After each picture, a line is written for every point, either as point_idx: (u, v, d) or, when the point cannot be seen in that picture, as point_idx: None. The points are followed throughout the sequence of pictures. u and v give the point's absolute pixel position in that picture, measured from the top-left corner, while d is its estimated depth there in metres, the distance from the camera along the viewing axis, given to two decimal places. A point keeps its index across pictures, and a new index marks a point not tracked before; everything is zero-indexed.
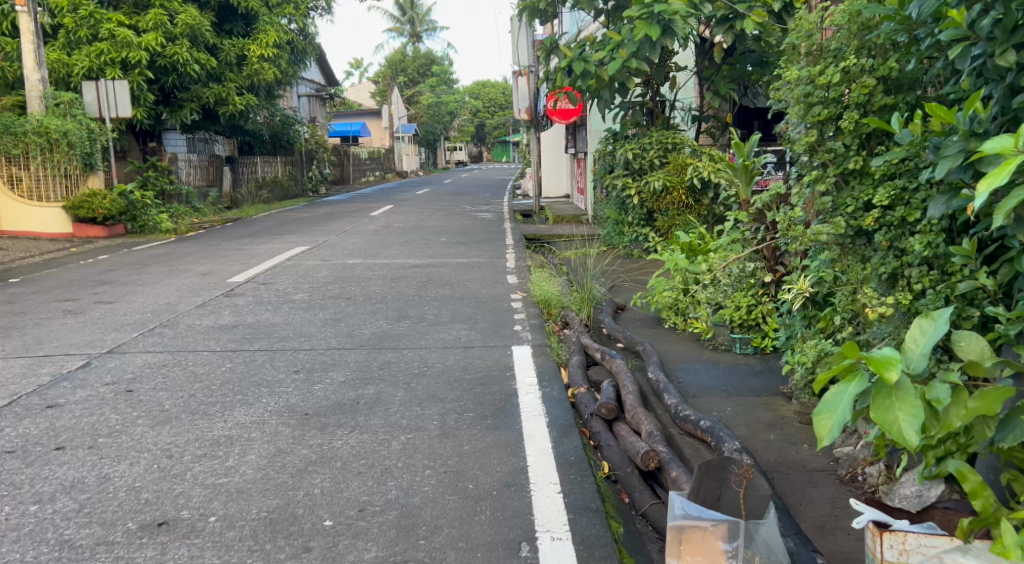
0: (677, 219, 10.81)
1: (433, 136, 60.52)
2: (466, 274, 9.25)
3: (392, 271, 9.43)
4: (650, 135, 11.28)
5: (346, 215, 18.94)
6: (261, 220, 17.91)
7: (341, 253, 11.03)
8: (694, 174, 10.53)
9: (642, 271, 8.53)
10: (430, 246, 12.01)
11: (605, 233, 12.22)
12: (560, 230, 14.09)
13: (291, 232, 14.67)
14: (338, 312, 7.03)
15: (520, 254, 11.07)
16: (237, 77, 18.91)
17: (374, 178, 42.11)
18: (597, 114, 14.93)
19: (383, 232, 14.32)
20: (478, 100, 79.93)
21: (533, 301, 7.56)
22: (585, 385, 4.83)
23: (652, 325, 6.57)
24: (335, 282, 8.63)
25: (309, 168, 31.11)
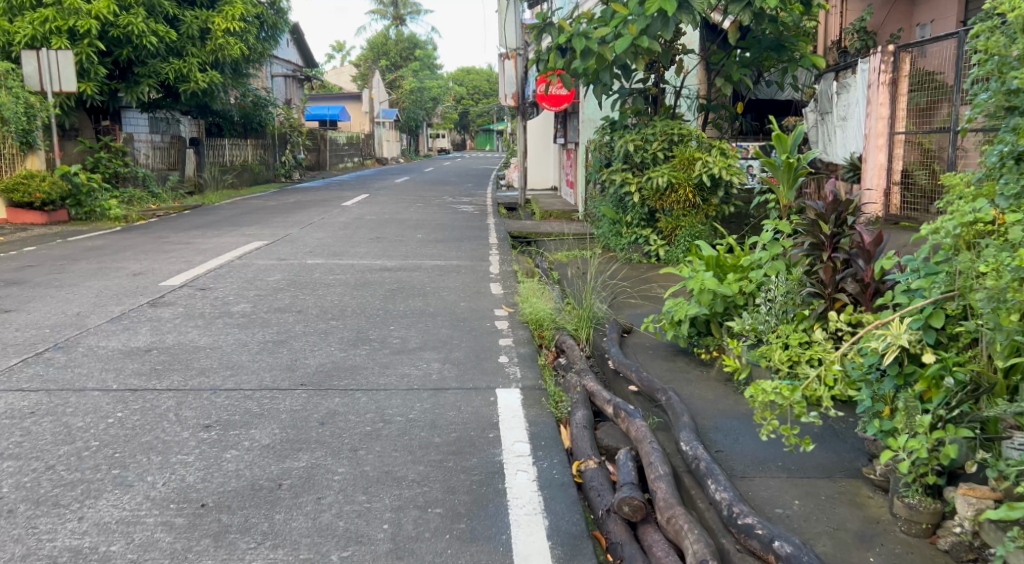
0: (682, 220, 9.71)
1: (415, 123, 59.11)
2: (443, 281, 7.99)
3: (357, 276, 8.14)
4: (654, 125, 10.05)
5: (317, 205, 17.60)
6: (223, 208, 16.53)
7: (301, 251, 9.74)
8: (703, 169, 9.51)
9: (648, 282, 7.35)
10: (404, 244, 10.73)
11: (599, 232, 11.00)
12: (548, 228, 12.88)
13: (252, 223, 13.32)
14: (283, 331, 5.76)
15: (505, 257, 9.82)
16: (199, 53, 17.43)
17: (352, 164, 40.59)
18: (591, 101, 13.69)
19: (353, 226, 13.02)
20: (462, 87, 78.30)
21: (521, 319, 6.33)
22: (595, 454, 3.58)
23: (665, 356, 5.37)
24: (287, 288, 7.35)
25: (283, 152, 29.67)
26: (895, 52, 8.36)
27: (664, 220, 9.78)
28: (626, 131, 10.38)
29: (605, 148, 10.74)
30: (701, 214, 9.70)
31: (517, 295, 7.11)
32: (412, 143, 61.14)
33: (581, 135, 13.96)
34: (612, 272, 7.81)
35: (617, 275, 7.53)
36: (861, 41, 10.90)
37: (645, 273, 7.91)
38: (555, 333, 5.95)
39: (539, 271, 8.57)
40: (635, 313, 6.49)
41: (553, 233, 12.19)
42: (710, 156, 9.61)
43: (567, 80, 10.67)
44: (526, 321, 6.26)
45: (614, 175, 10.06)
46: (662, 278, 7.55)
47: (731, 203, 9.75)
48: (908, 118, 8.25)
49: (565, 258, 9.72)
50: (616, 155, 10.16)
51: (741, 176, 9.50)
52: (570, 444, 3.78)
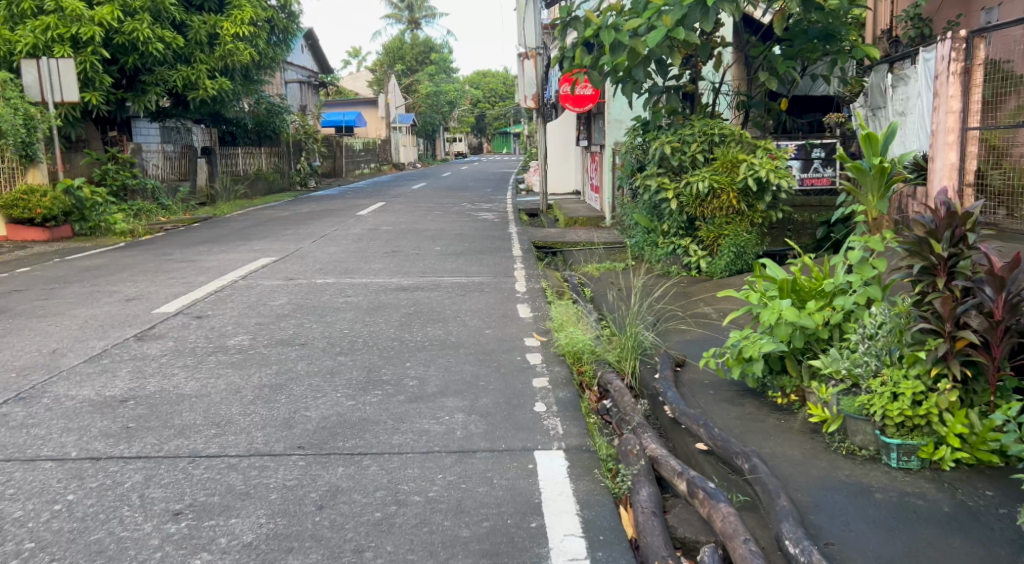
0: (725, 228, 8.83)
1: (432, 127, 58.45)
2: (466, 303, 7.19)
3: (370, 299, 7.36)
4: (692, 125, 9.20)
5: (331, 214, 16.91)
6: (233, 220, 15.86)
7: (311, 269, 9.00)
8: (748, 173, 8.63)
9: (695, 302, 6.56)
10: (422, 258, 9.98)
11: (631, 241, 10.16)
12: (575, 236, 12.10)
13: (262, 236, 12.61)
14: (283, 370, 4.99)
15: (532, 271, 9.02)
16: (208, 59, 16.78)
17: (368, 170, 39.99)
18: (619, 100, 12.91)
19: (369, 238, 12.28)
20: (479, 90, 77.64)
21: (555, 350, 5.51)
22: (671, 552, 2.79)
23: (730, 400, 4.54)
24: (293, 316, 6.60)
25: (297, 160, 29.08)
26: (968, 38, 7.44)
27: (705, 227, 8.95)
28: (660, 132, 9.52)
29: (639, 152, 9.89)
30: (747, 221, 8.85)
31: (548, 319, 6.32)
32: (429, 147, 60.51)
33: (607, 139, 13.19)
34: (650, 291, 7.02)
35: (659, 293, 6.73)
36: (916, 29, 10.07)
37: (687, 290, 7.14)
38: (595, 368, 5.12)
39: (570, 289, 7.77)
40: (686, 342, 5.70)
41: (581, 243, 11.41)
42: (756, 158, 8.72)
43: (594, 78, 9.88)
44: (561, 353, 5.43)
45: (648, 179, 9.22)
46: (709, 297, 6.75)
47: (780, 208, 8.92)
48: (982, 111, 7.42)
49: (599, 274, 8.91)
50: (650, 158, 9.32)
51: (790, 178, 8.66)
52: (633, 534, 2.99)
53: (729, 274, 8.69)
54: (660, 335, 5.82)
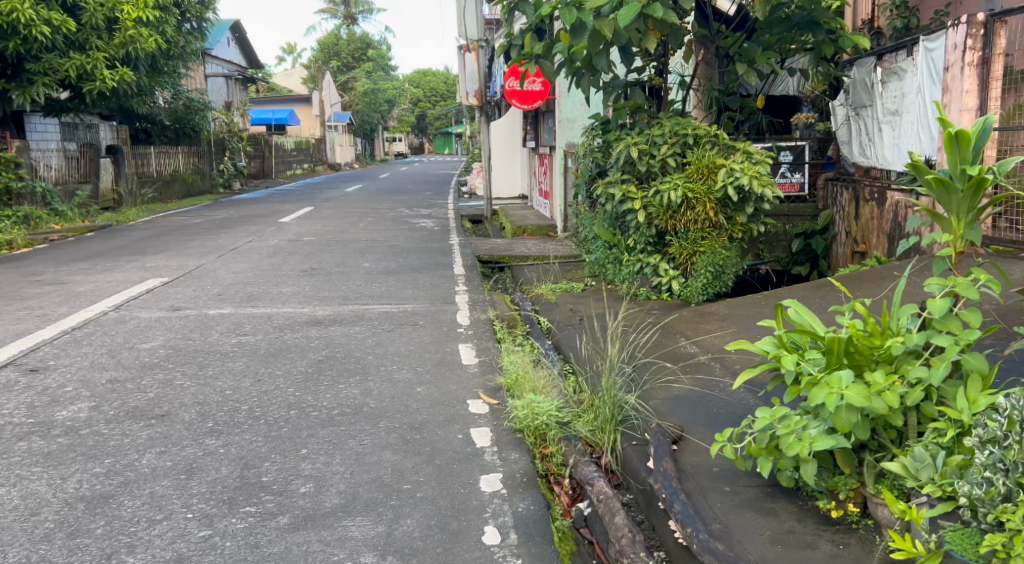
0: (701, 245, 7.60)
1: (370, 128, 56.53)
2: (394, 343, 5.73)
3: (272, 340, 5.84)
4: (659, 125, 7.96)
5: (249, 221, 15.21)
6: (136, 229, 14.06)
7: (206, 296, 7.44)
8: (728, 180, 7.40)
9: (678, 347, 5.33)
10: (345, 279, 8.47)
11: (588, 258, 8.88)
12: (523, 249, 10.81)
13: (162, 250, 10.93)
14: (119, 466, 3.47)
15: (476, 295, 7.63)
16: (106, 46, 14.92)
17: (300, 170, 38.00)
18: (570, 98, 11.73)
19: (288, 252, 10.72)
20: (418, 89, 75.84)
21: (508, 420, 4.13)
22: None
23: (754, 505, 3.19)
24: (162, 368, 5.07)
25: (221, 160, 27.10)
26: (987, 22, 6.17)
27: (677, 243, 7.70)
28: (622, 133, 8.24)
29: (597, 155, 8.60)
30: (725, 235, 7.63)
31: (499, 369, 4.98)
32: (367, 147, 58.49)
33: (558, 141, 12.00)
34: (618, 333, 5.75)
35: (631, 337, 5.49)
36: (902, 18, 8.93)
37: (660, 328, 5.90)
38: (565, 450, 3.76)
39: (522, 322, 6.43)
40: (680, 397, 4.45)
41: (532, 257, 10.11)
42: (736, 163, 7.49)
43: (547, 68, 8.54)
44: (515, 425, 4.05)
45: (609, 187, 7.95)
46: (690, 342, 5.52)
47: (761, 221, 7.72)
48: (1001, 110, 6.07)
49: (554, 300, 7.62)
50: (611, 163, 8.05)
51: (774, 186, 7.45)
52: None
53: (706, 298, 7.46)
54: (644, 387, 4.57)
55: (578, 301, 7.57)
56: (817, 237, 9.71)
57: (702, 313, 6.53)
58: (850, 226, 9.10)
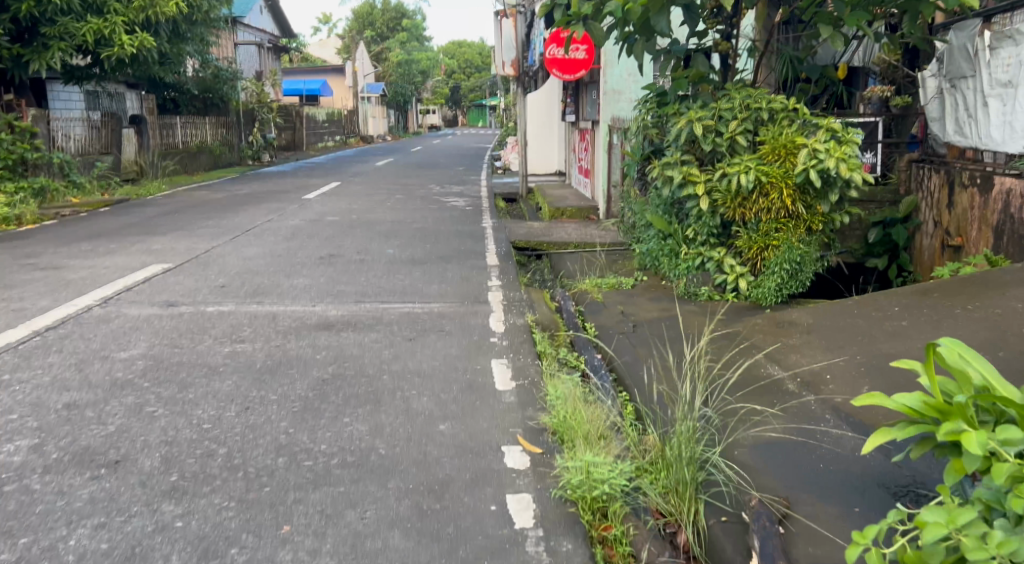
0: (773, 237, 6.56)
1: (404, 100, 55.64)
2: (415, 357, 4.78)
3: (271, 350, 4.91)
4: (727, 97, 6.88)
5: (272, 197, 14.37)
6: (153, 204, 13.29)
7: (208, 288, 6.58)
8: (808, 162, 6.32)
9: (761, 383, 4.42)
10: (366, 269, 7.54)
11: (639, 248, 7.89)
12: (562, 236, 9.88)
13: (173, 230, 10.11)
14: (36, 552, 2.59)
15: (512, 291, 6.68)
16: (124, 10, 14.02)
17: (332, 142, 37.19)
18: (617, 68, 10.84)
19: (308, 234, 9.83)
20: (453, 60, 74.45)
21: (555, 482, 3.18)
22: None
23: None
24: (133, 388, 4.18)
25: (249, 131, 26.36)
26: None
27: (745, 235, 6.65)
28: (682, 105, 7.17)
29: (651, 130, 7.55)
30: (803, 226, 6.56)
31: (542, 400, 4.05)
32: (401, 119, 57.55)
33: (603, 114, 11.14)
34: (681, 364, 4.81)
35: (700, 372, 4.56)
36: None
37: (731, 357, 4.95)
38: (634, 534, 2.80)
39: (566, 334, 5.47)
40: (776, 448, 3.51)
41: (572, 244, 9.29)
42: (818, 142, 6.39)
43: (596, 32, 7.49)
44: (563, 492, 3.09)
45: (665, 169, 6.94)
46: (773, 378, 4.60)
47: (845, 211, 6.63)
48: None
49: (601, 300, 6.65)
50: (668, 141, 7.03)
51: (864, 170, 6.34)
52: None
53: (779, 301, 6.41)
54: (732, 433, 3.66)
55: (629, 302, 6.60)
56: (898, 227, 8.55)
57: (779, 323, 5.55)
58: (941, 214, 7.99)
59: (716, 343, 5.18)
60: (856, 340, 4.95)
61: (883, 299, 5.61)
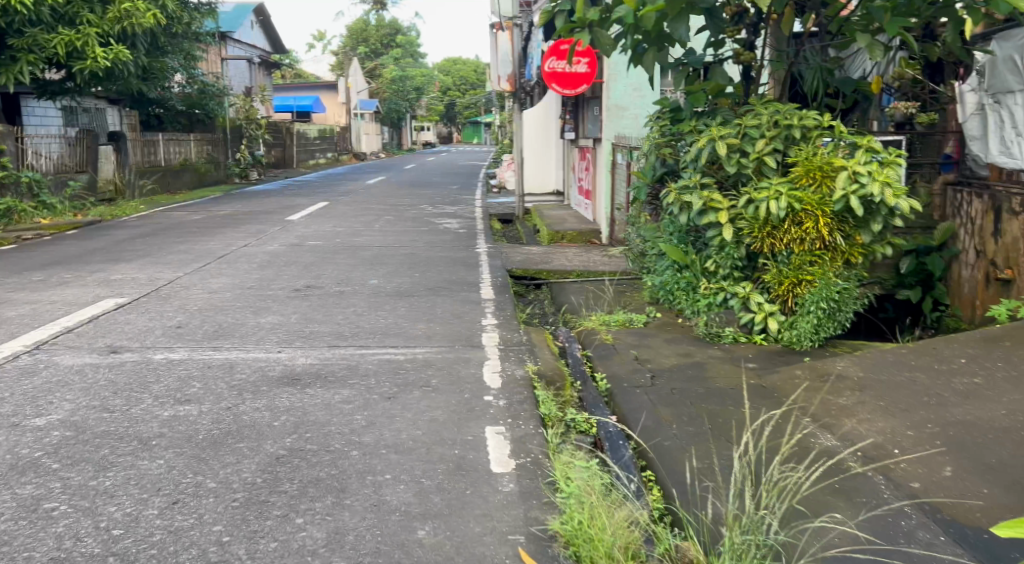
0: (806, 271, 5.77)
1: (399, 117, 55.05)
2: (393, 424, 3.95)
3: (220, 413, 4.08)
4: (752, 113, 6.15)
5: (254, 218, 13.56)
6: (125, 227, 12.46)
7: (162, 329, 5.75)
8: (847, 187, 5.54)
9: (817, 462, 3.63)
10: (345, 304, 6.73)
11: (650, 281, 7.11)
12: (563, 262, 9.10)
13: (139, 256, 9.29)
14: None
15: (509, 332, 5.87)
16: (98, 20, 13.27)
17: (323, 159, 36.45)
18: (622, 81, 10.32)
19: (286, 261, 9.02)
20: (448, 77, 74.02)
21: None
22: None
23: None
24: (37, 472, 3.33)
25: (237, 148, 25.61)
26: None
27: (774, 268, 5.87)
28: (701, 122, 6.43)
29: (665, 150, 6.82)
30: (841, 259, 5.77)
31: (552, 487, 3.26)
32: (395, 136, 56.94)
33: (606, 131, 10.65)
34: (717, 433, 4.03)
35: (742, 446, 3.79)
36: None
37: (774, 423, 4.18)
38: None
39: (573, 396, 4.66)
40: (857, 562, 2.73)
41: (574, 272, 8.51)
42: (858, 164, 5.62)
43: (606, 40, 6.74)
44: None
45: (683, 193, 6.19)
46: (829, 451, 3.82)
47: (888, 242, 5.85)
48: None
49: (611, 341, 5.86)
50: (686, 161, 6.29)
51: (911, 197, 5.56)
52: None
53: (816, 346, 5.61)
54: (796, 536, 2.89)
55: (643, 344, 5.81)
56: (933, 255, 7.78)
57: (823, 376, 4.78)
58: (985, 243, 7.22)
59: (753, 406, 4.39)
60: (922, 403, 4.16)
61: (942, 345, 4.84)
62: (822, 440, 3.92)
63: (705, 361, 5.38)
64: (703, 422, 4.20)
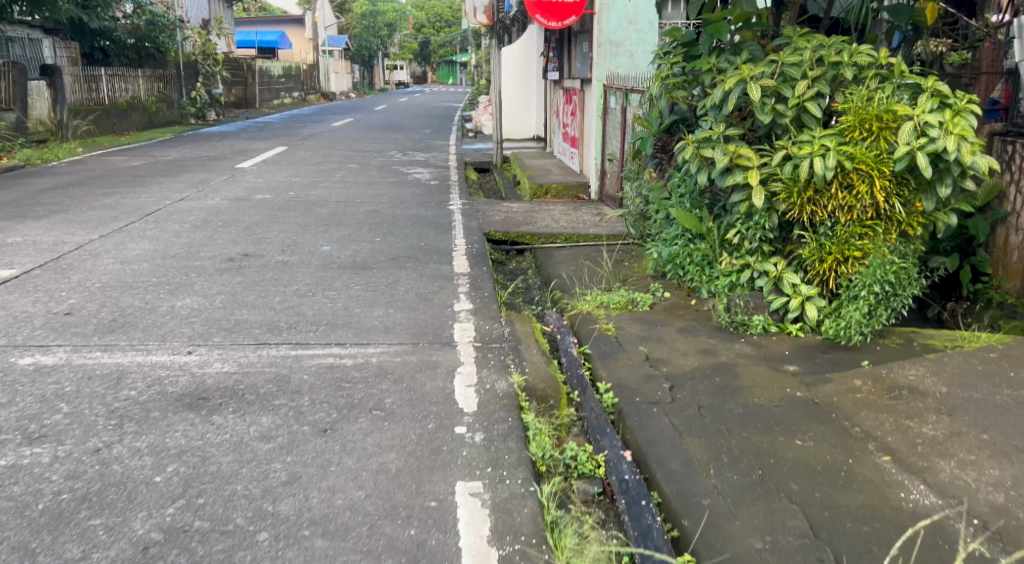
0: (854, 245, 4.61)
1: (371, 54, 52.65)
2: (323, 481, 2.82)
3: (80, 461, 2.90)
4: (789, 45, 4.93)
5: (201, 166, 12.15)
6: (50, 174, 11.01)
7: (43, 318, 4.51)
8: (910, 140, 4.36)
9: (929, 544, 2.57)
10: (287, 280, 5.52)
11: (656, 250, 5.97)
12: (549, 224, 7.99)
13: (53, 211, 7.95)
14: None
15: (486, 322, 4.72)
16: None
17: (289, 99, 34.50)
18: (615, 13, 9.10)
19: (226, 220, 7.75)
20: (421, 13, 71.03)
21: None
22: None
23: None
24: None
25: (192, 86, 23.80)
26: None
27: (814, 242, 4.74)
28: (724, 58, 5.23)
29: (679, 92, 5.62)
30: (897, 231, 4.61)
31: None
32: (366, 75, 54.58)
33: (596, 70, 9.44)
34: (772, 485, 2.93)
35: (815, 520, 2.71)
36: None
37: (843, 465, 3.09)
38: None
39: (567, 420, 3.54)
40: None
41: (562, 237, 7.46)
42: (924, 110, 4.42)
43: None
44: None
45: (702, 147, 5.04)
46: (931, 515, 2.75)
47: (953, 209, 4.68)
48: None
49: (614, 333, 4.72)
50: (706, 107, 5.11)
51: (990, 153, 4.37)
52: None
53: (864, 339, 4.51)
54: None
55: (654, 337, 4.68)
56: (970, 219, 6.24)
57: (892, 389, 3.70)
58: None
59: (812, 439, 3.29)
60: None
61: None
62: (916, 495, 2.84)
63: (732, 362, 4.27)
64: (749, 465, 3.10)
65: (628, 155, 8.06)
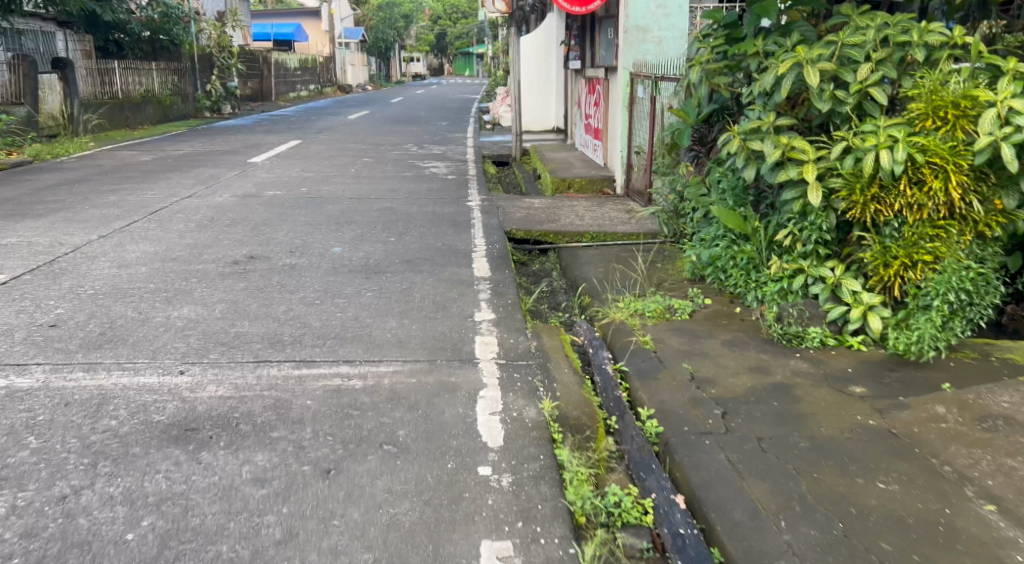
0: (924, 248, 4.10)
1: (387, 46, 52.21)
2: (324, 540, 2.39)
3: (41, 513, 2.49)
4: (848, 26, 4.43)
5: (211, 160, 11.77)
6: (56, 170, 10.67)
7: (24, 331, 4.11)
8: (992, 128, 3.84)
9: None
10: (294, 285, 5.09)
11: (694, 252, 5.49)
12: (573, 221, 7.52)
13: (53, 210, 7.57)
14: None
15: (511, 334, 4.27)
16: None
17: (305, 92, 34.16)
18: None
19: (233, 218, 7.34)
20: (438, 4, 70.51)
21: None
22: None
23: None
24: None
25: (207, 79, 23.48)
26: None
27: (877, 244, 4.23)
28: (773, 41, 4.74)
29: (721, 79, 5.12)
30: (973, 232, 4.09)
31: None
32: (383, 67, 54.22)
33: (622, 58, 8.91)
34: (859, 545, 2.47)
35: None
36: None
37: (940, 517, 2.61)
38: None
39: (607, 456, 3.08)
40: None
41: (588, 235, 7.00)
42: (1008, 94, 3.90)
43: None
44: None
45: (750, 138, 4.55)
46: None
47: None
48: None
49: (653, 347, 4.26)
50: (754, 94, 4.62)
51: None
52: None
53: (936, 353, 4.01)
54: None
55: (698, 352, 4.21)
56: None
57: (980, 421, 3.23)
58: None
59: (897, 482, 2.83)
60: None
61: None
62: None
63: (788, 383, 3.80)
64: (827, 516, 2.63)
65: (660, 148, 7.57)
